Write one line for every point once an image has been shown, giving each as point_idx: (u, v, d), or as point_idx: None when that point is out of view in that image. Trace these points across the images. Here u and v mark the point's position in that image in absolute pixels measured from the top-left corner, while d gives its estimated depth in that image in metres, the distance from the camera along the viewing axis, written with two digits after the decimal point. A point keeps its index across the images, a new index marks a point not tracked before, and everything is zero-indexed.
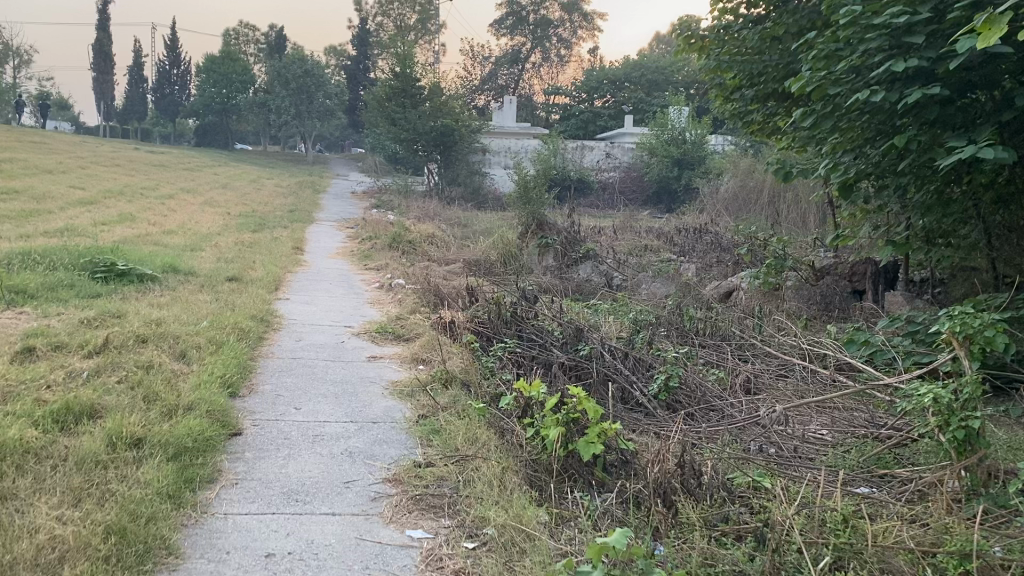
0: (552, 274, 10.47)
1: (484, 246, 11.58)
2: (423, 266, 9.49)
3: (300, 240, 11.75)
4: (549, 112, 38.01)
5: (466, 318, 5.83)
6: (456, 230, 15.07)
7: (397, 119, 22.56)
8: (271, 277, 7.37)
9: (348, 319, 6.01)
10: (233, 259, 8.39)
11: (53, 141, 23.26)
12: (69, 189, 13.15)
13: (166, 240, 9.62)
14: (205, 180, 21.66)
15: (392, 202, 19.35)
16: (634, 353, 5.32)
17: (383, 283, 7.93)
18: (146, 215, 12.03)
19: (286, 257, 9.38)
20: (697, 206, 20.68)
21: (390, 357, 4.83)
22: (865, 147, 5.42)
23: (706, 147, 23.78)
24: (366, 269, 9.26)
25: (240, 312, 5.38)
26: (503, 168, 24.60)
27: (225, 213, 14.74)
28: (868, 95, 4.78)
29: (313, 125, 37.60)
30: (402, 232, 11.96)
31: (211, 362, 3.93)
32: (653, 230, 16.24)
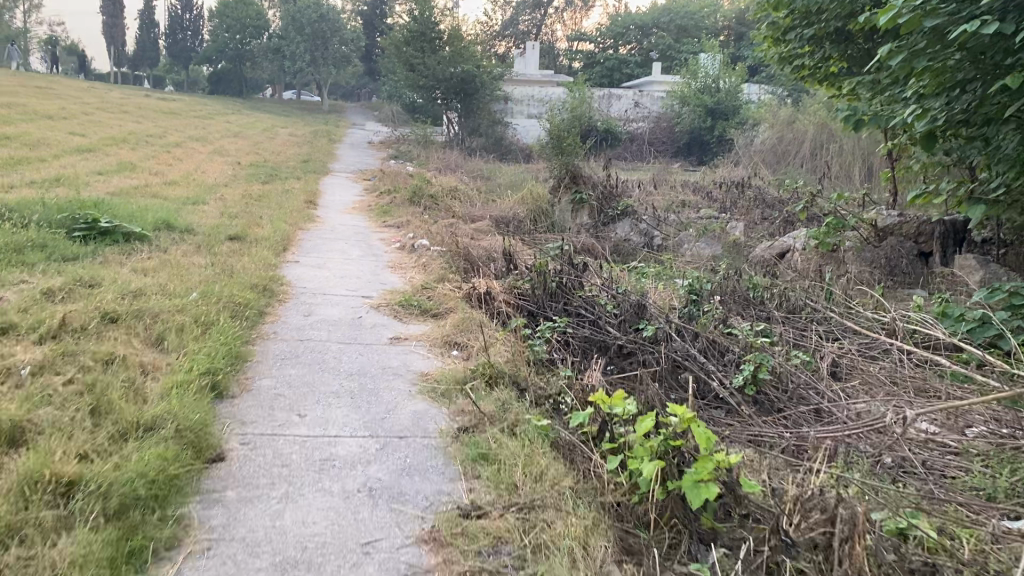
0: (587, 233, 9.58)
1: (513, 201, 10.67)
2: (447, 223, 8.62)
3: (314, 193, 10.89)
4: (573, 59, 36.78)
5: (504, 288, 4.99)
6: (479, 182, 14.16)
7: (416, 64, 21.49)
8: (279, 236, 6.52)
9: (366, 288, 5.17)
10: (238, 215, 7.55)
11: (60, 86, 22.37)
12: (68, 135, 12.29)
13: (167, 192, 8.77)
14: (217, 128, 20.77)
15: (412, 152, 18.45)
16: (705, 333, 4.44)
17: (405, 243, 7.07)
18: (150, 164, 11.20)
19: (297, 212, 8.52)
20: (731, 159, 19.67)
21: (417, 339, 3.99)
22: (959, 88, 4.43)
23: (740, 96, 22.66)
24: (385, 227, 8.41)
25: (237, 280, 4.54)
26: (526, 118, 23.47)
27: (234, 163, 13.87)
28: (976, 26, 3.78)
29: (329, 72, 36.51)
30: (424, 185, 11.07)
31: (193, 351, 3.11)
32: (689, 184, 15.28)
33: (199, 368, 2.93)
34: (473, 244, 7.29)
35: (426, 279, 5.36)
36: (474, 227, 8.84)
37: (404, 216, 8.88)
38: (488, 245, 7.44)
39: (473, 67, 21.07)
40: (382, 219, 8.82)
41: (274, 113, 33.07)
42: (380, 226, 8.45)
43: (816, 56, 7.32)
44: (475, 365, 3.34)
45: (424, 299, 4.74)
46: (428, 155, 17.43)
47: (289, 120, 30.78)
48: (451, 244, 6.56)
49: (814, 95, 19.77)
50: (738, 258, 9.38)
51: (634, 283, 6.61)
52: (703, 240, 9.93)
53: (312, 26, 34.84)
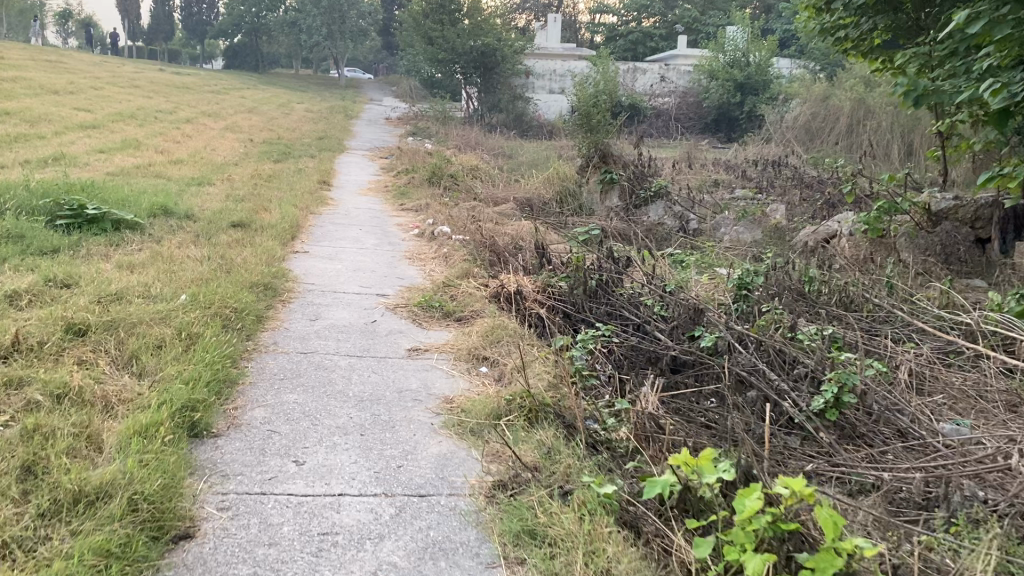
0: (617, 216, 9.00)
1: (538, 182, 10.05)
2: (470, 207, 8.02)
3: (328, 173, 10.32)
4: (595, 33, 35.96)
5: (537, 286, 4.41)
6: (501, 161, 13.54)
7: (435, 37, 20.79)
8: (287, 222, 5.94)
9: (381, 284, 4.61)
10: (244, 198, 6.98)
11: (71, 60, 21.86)
12: (72, 110, 11.75)
13: (170, 172, 8.21)
14: (230, 104, 20.20)
15: (431, 129, 17.83)
16: (771, 344, 3.85)
17: (425, 231, 6.49)
18: (156, 141, 10.67)
19: (308, 194, 7.94)
20: (762, 136, 18.91)
21: (440, 351, 3.43)
22: None
23: (771, 71, 21.83)
24: (403, 210, 7.83)
25: (234, 278, 3.99)
26: (548, 93, 22.85)
27: (247, 140, 13.30)
28: None
29: (346, 46, 35.84)
30: (444, 164, 10.47)
31: (169, 377, 2.57)
32: (719, 162, 14.62)
33: (174, 401, 2.39)
34: (498, 232, 6.68)
35: (449, 275, 4.79)
36: (498, 211, 8.24)
37: (423, 198, 8.29)
38: (513, 233, 6.84)
39: (493, 40, 20.33)
40: (400, 202, 8.22)
41: (290, 89, 32.48)
42: (397, 209, 7.87)
43: (861, 27, 6.51)
44: (509, 391, 2.79)
45: (446, 300, 4.17)
46: (447, 132, 16.79)
47: (305, 95, 30.17)
48: (475, 233, 5.97)
49: (848, 69, 18.96)
50: (780, 245, 8.74)
51: (675, 275, 6.05)
52: (742, 225, 9.28)
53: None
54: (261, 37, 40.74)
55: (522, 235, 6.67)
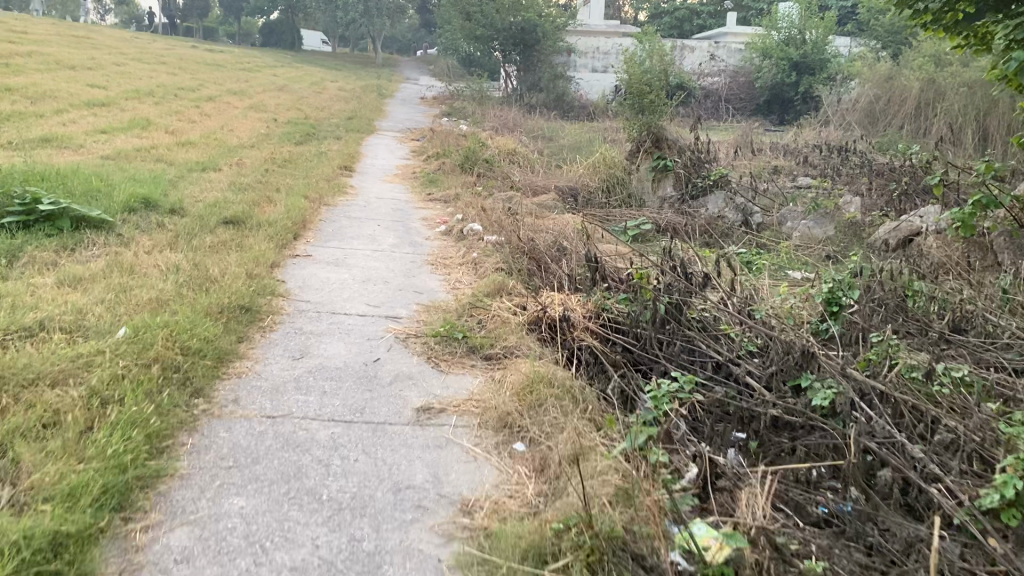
0: (671, 209, 8.03)
1: (582, 168, 9.07)
2: (506, 198, 7.08)
3: (353, 157, 9.42)
4: (639, 10, 34.62)
5: (587, 310, 3.46)
6: (540, 144, 12.57)
7: (473, 12, 19.78)
8: (291, 217, 5.06)
9: (393, 302, 3.71)
10: (250, 186, 6.11)
11: (100, 36, 21.25)
12: (83, 87, 10.97)
13: (175, 156, 7.36)
14: (260, 81, 19.41)
15: (466, 109, 16.91)
16: (903, 402, 2.88)
17: (452, 228, 5.58)
18: (169, 120, 9.88)
19: (324, 181, 7.04)
20: (819, 118, 17.69)
21: (462, 412, 2.51)
22: None
23: (828, 49, 20.51)
24: (430, 202, 6.92)
25: (199, 299, 3.11)
26: (590, 73, 21.80)
27: (271, 120, 12.48)
28: None
29: (383, 23, 34.93)
30: (479, 149, 9.54)
31: (39, 487, 1.70)
32: (776, 146, 13.51)
33: (26, 538, 1.53)
34: (537, 229, 5.74)
35: (477, 290, 3.87)
36: (537, 203, 7.28)
37: (454, 187, 7.37)
38: (554, 229, 5.88)
39: (534, 14, 19.24)
40: (429, 191, 7.30)
41: (325, 67, 31.72)
42: (425, 200, 6.96)
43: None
44: (557, 511, 1.87)
45: (473, 330, 3.26)
46: (483, 112, 15.85)
47: (339, 73, 29.37)
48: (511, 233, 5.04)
49: (915, 47, 17.60)
50: (856, 243, 7.69)
51: (748, 283, 5.08)
52: (812, 219, 8.23)
53: None
54: (297, 14, 39.99)
55: (565, 231, 5.72)
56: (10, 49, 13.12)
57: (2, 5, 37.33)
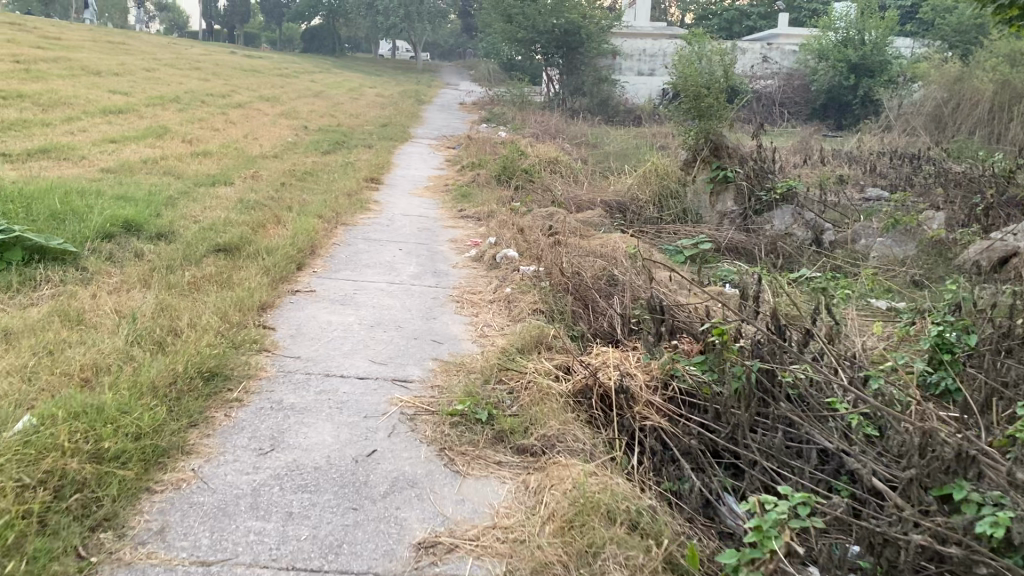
0: (733, 226, 7.27)
1: (631, 180, 8.29)
2: (547, 215, 6.30)
3: (383, 167, 8.75)
4: (686, 12, 33.61)
5: (651, 376, 2.67)
6: (585, 152, 11.81)
7: (514, 15, 19.09)
8: (295, 241, 4.36)
9: (404, 357, 2.98)
10: (259, 204, 5.43)
11: (137, 42, 21.01)
12: (105, 93, 10.47)
13: (187, 168, 6.74)
14: (296, 87, 18.91)
15: (507, 114, 16.21)
16: None
17: (483, 250, 4.84)
18: (191, 128, 9.34)
19: (346, 196, 6.37)
20: (880, 122, 16.65)
21: (480, 555, 1.77)
22: None
23: (889, 49, 19.42)
24: (463, 218, 6.21)
25: (147, 364, 2.41)
26: (636, 76, 20.97)
27: (301, 127, 11.88)
28: None
29: (424, 28, 34.45)
30: (520, 159, 8.80)
31: None
32: (839, 153, 12.59)
33: None
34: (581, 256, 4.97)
35: (509, 343, 3.10)
36: (583, 219, 6.48)
37: (490, 202, 6.62)
38: (602, 254, 5.11)
39: (579, 15, 18.48)
40: (463, 206, 6.58)
41: (366, 72, 31.32)
42: (458, 217, 6.24)
43: None
44: None
45: (502, 407, 2.50)
46: (525, 118, 15.12)
47: (379, 78, 28.86)
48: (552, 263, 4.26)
49: (986, 46, 16.48)
50: (943, 263, 6.84)
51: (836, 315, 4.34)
52: (889, 237, 7.30)
53: None
54: (339, 20, 39.75)
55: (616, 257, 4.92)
56: (38, 55, 12.73)
57: (48, 13, 37.64)
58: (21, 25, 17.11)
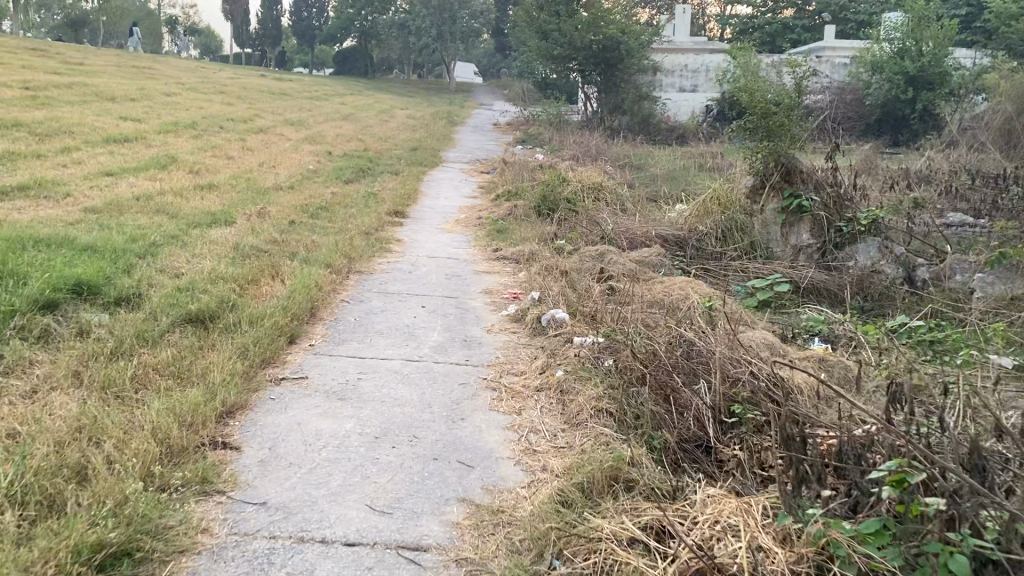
0: (812, 265, 6.36)
1: (689, 209, 7.37)
2: (598, 255, 5.38)
3: (410, 198, 7.91)
4: (725, 27, 32.64)
5: (796, 556, 1.73)
6: (629, 175, 10.90)
7: (550, 31, 18.30)
8: (289, 304, 3.49)
9: (417, 496, 2.08)
10: (258, 249, 4.60)
11: (163, 66, 20.58)
12: (114, 120, 9.80)
13: (186, 205, 5.96)
14: (324, 110, 18.27)
15: (544, 135, 15.39)
16: None
17: (524, 308, 3.91)
18: (201, 157, 8.61)
19: (364, 235, 5.52)
20: (944, 138, 15.56)
21: None
22: None
23: (949, 61, 18.27)
24: (499, 260, 5.33)
25: (10, 554, 1.55)
26: (678, 93, 20.11)
27: (325, 153, 11.12)
28: None
29: (457, 48, 33.83)
30: (562, 187, 7.92)
31: None
32: (908, 172, 11.54)
33: None
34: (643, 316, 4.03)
35: (568, 473, 2.18)
36: (640, 258, 5.55)
37: (530, 239, 5.73)
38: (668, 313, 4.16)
39: (618, 31, 17.61)
40: (498, 245, 5.69)
41: (397, 94, 30.75)
42: (493, 259, 5.34)
43: None
44: None
45: None
46: (562, 138, 14.29)
47: (411, 100, 28.24)
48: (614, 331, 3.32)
49: None
50: None
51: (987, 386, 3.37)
52: (993, 274, 5.83)
53: None
54: (371, 41, 39.40)
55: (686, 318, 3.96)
56: (51, 81, 12.15)
57: (81, 39, 37.73)
58: (42, 51, 16.65)
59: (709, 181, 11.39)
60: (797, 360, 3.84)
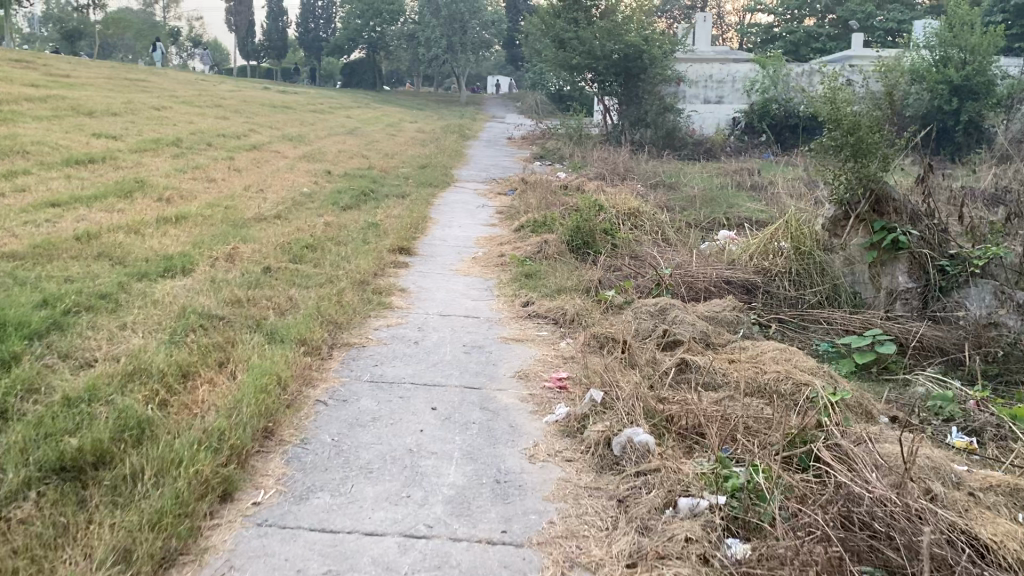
0: (912, 316, 5.11)
1: (752, 242, 6.15)
2: (657, 312, 4.17)
3: (418, 228, 6.75)
4: (746, 37, 31.47)
5: None
6: (663, 197, 9.71)
7: (567, 39, 17.12)
8: (221, 426, 2.29)
9: None
10: (213, 313, 3.44)
11: (158, 79, 19.57)
12: (85, 137, 8.71)
13: (139, 245, 4.82)
14: (327, 124, 17.17)
15: (562, 150, 14.23)
16: None
17: (576, 413, 2.69)
18: (177, 180, 7.49)
19: (358, 286, 4.35)
20: (997, 151, 14.28)
21: None
22: None
23: (996, 69, 17.00)
24: (531, 319, 4.11)
25: None
26: (703, 104, 19.02)
27: (323, 172, 9.99)
28: None
29: (468, 59, 32.75)
30: (596, 216, 6.75)
31: None
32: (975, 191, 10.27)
33: None
34: (744, 431, 2.78)
35: None
36: (709, 311, 4.34)
37: (568, 289, 4.53)
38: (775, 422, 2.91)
39: (641, 39, 16.43)
40: (528, 295, 4.48)
41: (406, 107, 29.71)
42: (523, 319, 4.13)
43: None
44: None
45: None
46: (584, 154, 13.13)
47: (419, 112, 27.17)
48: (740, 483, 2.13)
49: None
50: None
51: None
52: None
53: (449, 7, 31.30)
54: (379, 52, 38.40)
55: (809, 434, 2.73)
56: (25, 94, 11.10)
57: (82, 52, 36.93)
58: (27, 62, 15.67)
59: (751, 204, 10.20)
60: (981, 494, 2.61)
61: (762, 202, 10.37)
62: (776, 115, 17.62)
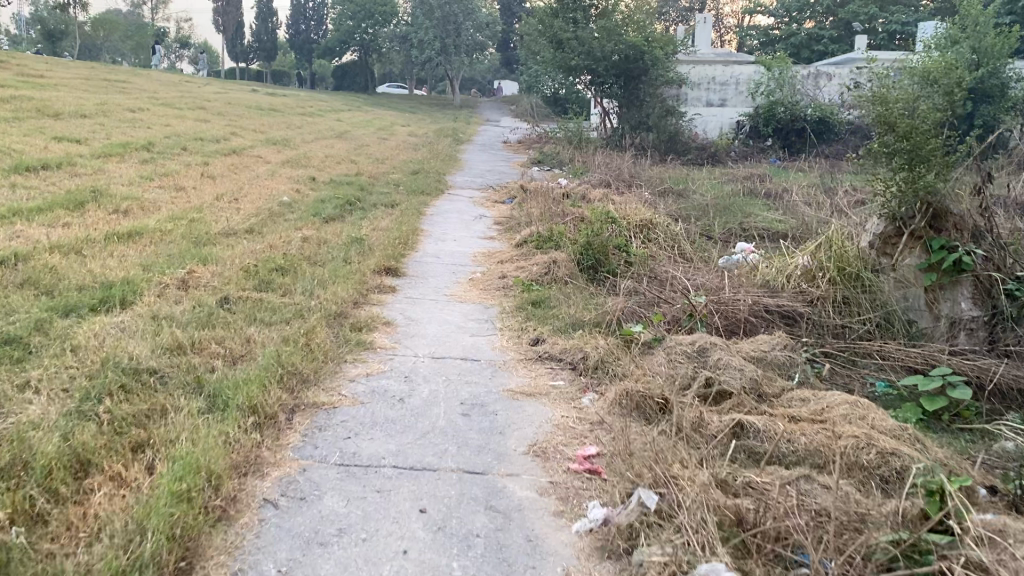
0: (980, 353, 4.38)
1: (787, 262, 5.41)
2: (696, 353, 3.44)
3: (408, 242, 6.02)
4: (744, 39, 30.84)
5: None
6: (673, 205, 9.00)
7: (566, 39, 16.32)
8: (108, 573, 1.57)
9: None
10: (142, 367, 2.71)
11: (139, 81, 18.79)
12: (43, 141, 7.97)
13: (76, 268, 4.08)
14: (314, 127, 16.43)
15: (561, 155, 13.52)
16: None
17: (619, 528, 1.96)
18: (140, 189, 6.75)
19: (333, 322, 3.61)
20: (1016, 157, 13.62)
21: None
22: None
23: (1010, 70, 16.34)
24: (544, 363, 3.37)
25: None
26: (706, 107, 18.30)
27: (307, 178, 9.25)
28: None
29: (461, 62, 32.02)
30: (608, 229, 6.04)
31: None
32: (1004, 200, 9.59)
33: None
34: (842, 541, 2.05)
35: None
36: (755, 349, 3.61)
37: (585, 322, 3.81)
38: (874, 529, 2.17)
39: (642, 39, 15.72)
40: (537, 331, 3.75)
41: (398, 109, 28.95)
42: (532, 361, 3.39)
43: None
44: None
45: None
46: (586, 159, 12.42)
47: (411, 116, 26.44)
48: None
49: None
50: None
51: None
52: None
53: (442, 8, 30.58)
54: (371, 54, 37.68)
55: (927, 538, 2.01)
56: None
57: (65, 52, 36.09)
58: None
59: (767, 213, 9.50)
60: None
61: (778, 211, 9.67)
62: (782, 119, 16.77)
